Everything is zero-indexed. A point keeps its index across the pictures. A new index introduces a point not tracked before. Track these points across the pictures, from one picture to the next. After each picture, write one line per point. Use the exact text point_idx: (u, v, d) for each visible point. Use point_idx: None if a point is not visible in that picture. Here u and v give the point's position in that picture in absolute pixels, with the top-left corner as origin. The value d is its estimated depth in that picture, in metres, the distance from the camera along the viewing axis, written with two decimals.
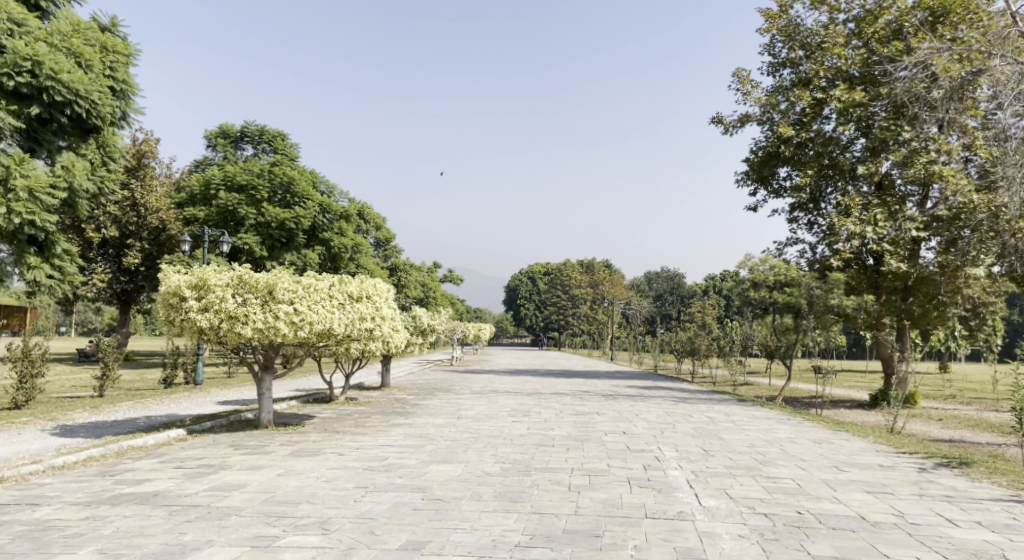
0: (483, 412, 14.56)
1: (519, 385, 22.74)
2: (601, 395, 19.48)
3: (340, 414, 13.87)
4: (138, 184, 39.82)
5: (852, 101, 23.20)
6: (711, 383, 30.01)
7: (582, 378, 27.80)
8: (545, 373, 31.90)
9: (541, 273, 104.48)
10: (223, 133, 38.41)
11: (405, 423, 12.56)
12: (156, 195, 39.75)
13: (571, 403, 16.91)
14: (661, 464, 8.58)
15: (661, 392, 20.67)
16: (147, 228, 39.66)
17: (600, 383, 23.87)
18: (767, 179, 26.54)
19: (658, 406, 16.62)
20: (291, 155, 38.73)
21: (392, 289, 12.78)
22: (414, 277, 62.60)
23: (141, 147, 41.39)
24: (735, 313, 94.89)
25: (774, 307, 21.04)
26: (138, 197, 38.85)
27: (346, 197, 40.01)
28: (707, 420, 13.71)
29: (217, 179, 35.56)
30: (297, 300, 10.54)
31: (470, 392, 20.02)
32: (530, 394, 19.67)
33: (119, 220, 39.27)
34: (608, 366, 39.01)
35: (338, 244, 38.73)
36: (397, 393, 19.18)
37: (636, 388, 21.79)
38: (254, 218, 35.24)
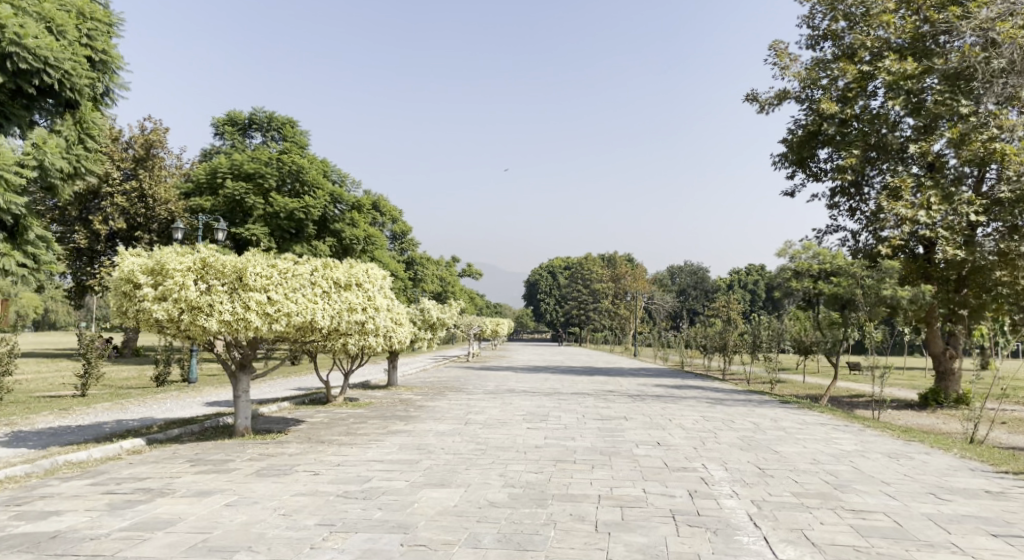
0: (495, 416, 12.88)
1: (537, 384, 21.05)
2: (626, 396, 17.70)
3: (332, 419, 12.28)
4: (146, 175, 38.97)
5: (904, 73, 21.12)
6: (743, 382, 28.09)
7: (605, 375, 26.05)
8: (565, 370, 30.23)
9: (562, 268, 102.72)
10: (231, 121, 37.02)
11: (403, 431, 10.93)
12: (165, 186, 39.07)
13: (594, 405, 15.16)
14: (711, 490, 6.83)
15: (693, 392, 18.87)
16: (156, 220, 38.70)
17: (625, 382, 22.12)
18: (806, 161, 24.50)
19: (692, 409, 14.84)
20: (302, 143, 37.40)
21: (388, 276, 11.11)
22: (431, 271, 61.20)
23: (149, 136, 40.35)
24: (760, 308, 92.47)
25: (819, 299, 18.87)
26: (147, 188, 38.29)
27: (358, 186, 38.59)
28: (751, 426, 11.91)
29: (223, 167, 34.24)
30: (272, 288, 8.93)
31: (483, 392, 18.37)
32: (549, 394, 17.93)
33: (127, 212, 38.38)
34: (631, 363, 37.18)
35: (350, 236, 37.41)
36: (403, 393, 17.58)
37: (665, 388, 19.99)
38: (261, 209, 34.04)
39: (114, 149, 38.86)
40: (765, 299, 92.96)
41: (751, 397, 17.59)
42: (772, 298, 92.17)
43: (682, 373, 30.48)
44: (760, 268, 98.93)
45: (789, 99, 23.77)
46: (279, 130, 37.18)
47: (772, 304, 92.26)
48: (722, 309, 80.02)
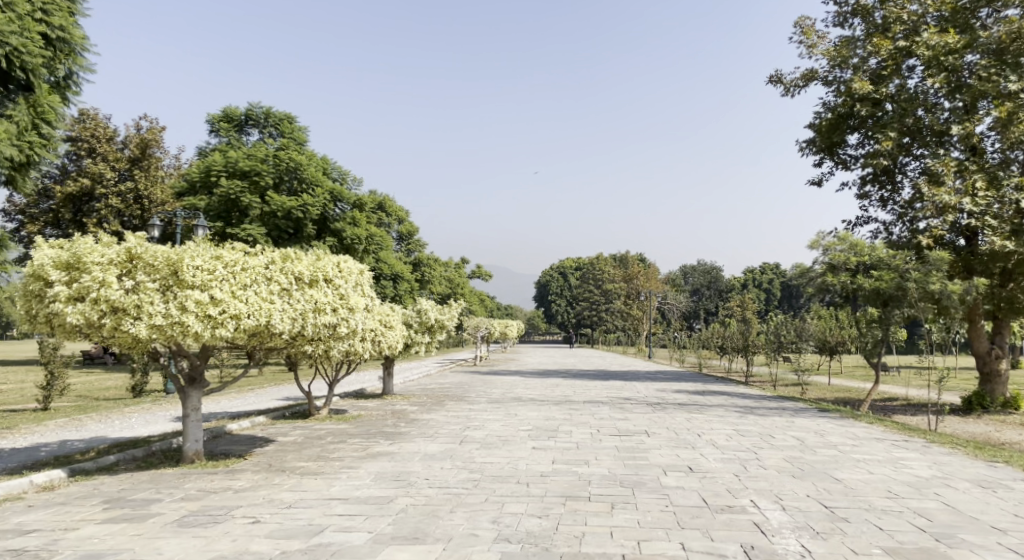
0: (496, 432, 11.18)
1: (547, 391, 19.33)
2: (645, 404, 15.94)
3: (308, 437, 10.61)
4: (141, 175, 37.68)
5: (944, 46, 19.14)
6: (769, 385, 26.27)
7: (622, 380, 24.31)
8: (579, 374, 28.55)
9: (573, 269, 101.00)
10: (226, 117, 35.59)
11: (386, 453, 9.26)
12: (161, 187, 37.87)
13: (610, 417, 13.42)
14: (772, 547, 5.10)
15: (718, 399, 17.09)
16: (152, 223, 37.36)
17: (643, 388, 20.37)
18: (835, 147, 22.63)
19: (721, 419, 13.08)
20: (300, 139, 35.98)
21: (365, 269, 9.36)
22: (438, 272, 59.70)
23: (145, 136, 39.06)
24: (777, 307, 90.24)
25: (858, 296, 16.96)
26: (142, 188, 37.11)
27: (359, 183, 37.09)
28: (796, 444, 10.13)
29: (217, 165, 32.75)
30: (216, 285, 7.29)
31: (486, 401, 16.67)
32: (558, 403, 16.20)
33: (122, 214, 37.09)
34: (646, 366, 35.37)
35: (351, 235, 35.90)
36: (398, 403, 15.93)
37: (687, 395, 18.23)
38: (257, 208, 32.48)
39: (109, 149, 37.52)
40: (781, 297, 90.77)
41: (784, 405, 15.81)
42: (788, 297, 89.97)
43: (703, 376, 28.65)
44: (776, 266, 96.84)
45: (817, 80, 21.96)
46: (277, 125, 35.71)
47: (789, 303, 90.06)
48: (739, 309, 77.92)
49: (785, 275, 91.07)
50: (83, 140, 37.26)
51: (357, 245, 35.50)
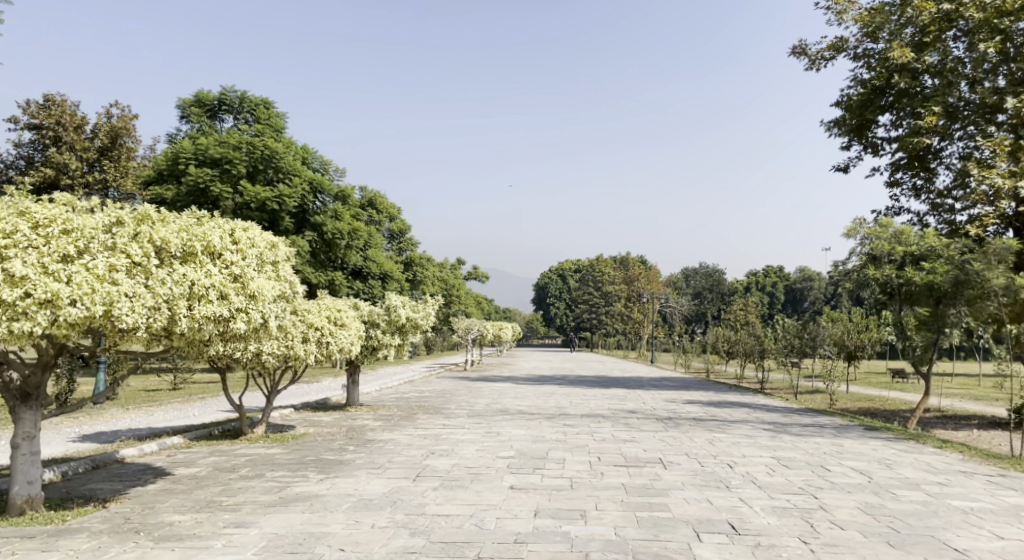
0: (466, 461, 8.63)
1: (540, 402, 16.78)
2: (654, 420, 13.39)
3: (216, 467, 8.05)
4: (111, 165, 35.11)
5: (999, 6, 16.65)
6: (787, 394, 23.75)
7: (624, 389, 21.76)
8: (577, 381, 25.99)
9: (572, 271, 98.63)
10: (198, 102, 33.05)
11: (308, 496, 6.72)
12: (131, 178, 35.29)
13: (613, 437, 10.86)
14: None
15: (739, 413, 14.53)
16: None
17: (651, 399, 17.84)
18: (866, 128, 20.25)
19: (753, 442, 10.51)
20: (278, 126, 33.47)
21: (273, 240, 6.73)
22: (432, 272, 57.21)
23: (116, 124, 36.49)
24: (780, 311, 87.69)
25: (906, 292, 14.44)
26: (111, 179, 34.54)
27: (342, 175, 34.67)
28: (864, 482, 7.58)
29: (185, 152, 30.23)
30: (18, 257, 4.82)
31: (466, 414, 14.14)
32: (551, 418, 13.64)
33: None
34: (649, 372, 32.83)
35: (332, 230, 33.42)
36: (360, 418, 13.37)
37: (703, 408, 15.66)
38: (228, 197, 29.96)
39: (76, 138, 34.85)
40: (785, 301, 88.27)
41: (819, 421, 13.26)
42: (792, 301, 87.46)
43: (712, 384, 26.12)
44: (778, 270, 94.36)
45: (846, 52, 19.52)
46: (253, 111, 33.16)
47: (792, 307, 87.54)
48: (741, 314, 75.41)
49: (789, 278, 88.72)
50: (48, 127, 34.58)
51: (339, 240, 33.04)
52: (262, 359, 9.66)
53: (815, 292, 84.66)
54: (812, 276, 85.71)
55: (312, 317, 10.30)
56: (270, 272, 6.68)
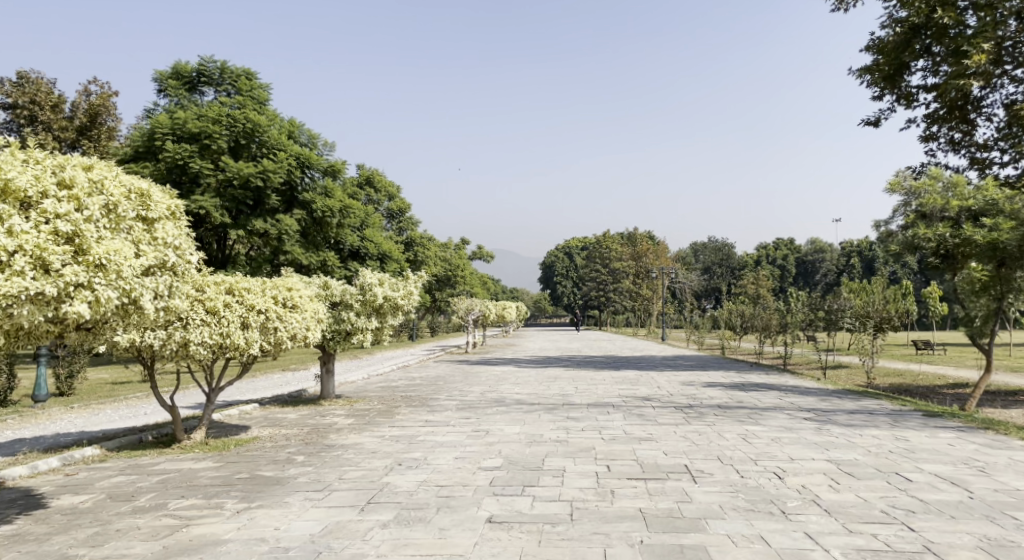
0: (436, 477, 6.73)
1: (542, 389, 14.87)
2: (672, 409, 11.43)
3: (109, 494, 6.21)
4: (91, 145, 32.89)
5: None
6: (812, 372, 21.79)
7: (637, 371, 19.84)
8: (585, 362, 24.10)
9: (580, 249, 96.60)
10: (176, 75, 30.91)
11: (206, 545, 4.88)
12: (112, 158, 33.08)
13: (624, 435, 8.92)
14: None
15: (769, 398, 12.59)
16: None
17: (667, 382, 15.90)
18: (901, 74, 18.02)
19: (798, 438, 8.54)
20: (262, 98, 31.40)
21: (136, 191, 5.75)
22: (433, 252, 55.21)
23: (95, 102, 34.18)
24: (793, 285, 85.35)
25: (962, 254, 12.40)
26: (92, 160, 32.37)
27: (332, 149, 32.59)
28: (964, 500, 5.65)
29: (161, 126, 28.13)
30: None
31: (454, 407, 12.25)
32: (552, 409, 11.74)
33: None
34: (661, 350, 30.92)
35: (322, 208, 31.50)
36: (329, 415, 11.50)
37: (728, 393, 13.72)
38: (209, 175, 28.06)
39: (53, 117, 32.60)
40: (797, 275, 85.89)
41: (867, 406, 11.29)
42: (804, 274, 85.03)
43: (731, 362, 24.17)
44: (789, 242, 91.83)
45: None
46: (234, 83, 30.99)
47: (805, 280, 85.10)
48: (753, 287, 73.26)
49: (800, 251, 86.63)
50: (21, 106, 32.36)
51: (329, 218, 31.22)
52: (192, 350, 8.00)
53: (828, 265, 82.21)
54: (825, 248, 83.24)
55: (253, 299, 8.37)
56: (133, 233, 5.73)
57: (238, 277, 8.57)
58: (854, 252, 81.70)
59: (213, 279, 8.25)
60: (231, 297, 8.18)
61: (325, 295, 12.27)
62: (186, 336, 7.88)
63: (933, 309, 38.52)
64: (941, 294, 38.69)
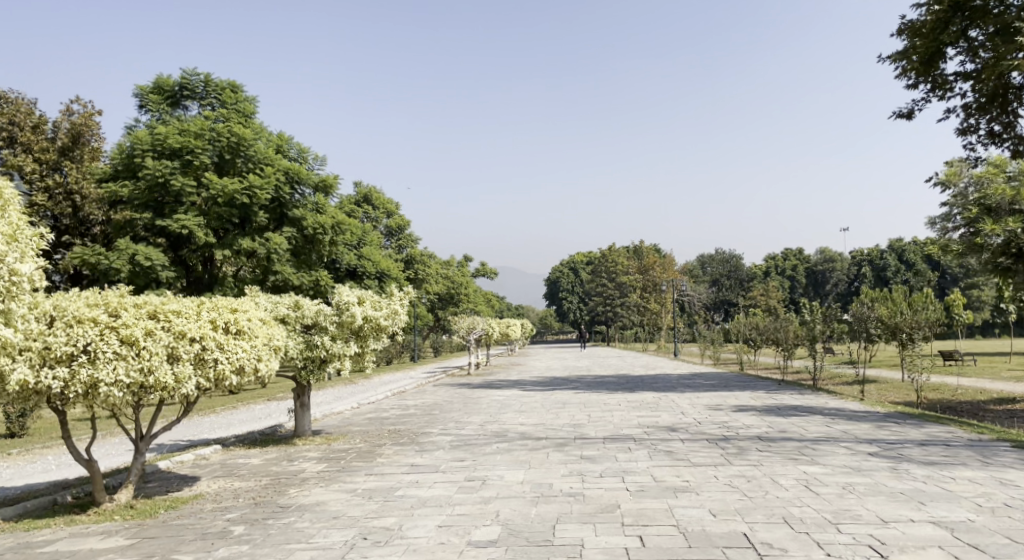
0: None
1: (550, 419, 13.11)
2: (704, 443, 9.66)
3: None
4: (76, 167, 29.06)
5: None
6: (843, 389, 20.05)
7: (653, 392, 18.04)
8: (596, 383, 22.28)
9: (584, 264, 94.99)
10: (158, 90, 29.39)
11: None
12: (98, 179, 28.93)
13: (654, 485, 7.14)
14: None
15: (814, 427, 10.80)
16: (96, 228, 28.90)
17: (690, 407, 14.11)
18: (938, 58, 16.41)
19: (875, 485, 6.76)
20: (248, 111, 29.95)
21: None
22: (435, 270, 53.45)
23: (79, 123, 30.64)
24: (802, 295, 83.25)
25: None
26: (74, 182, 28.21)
27: (323, 163, 31.02)
28: None
29: (140, 143, 26.58)
30: None
31: (447, 444, 10.49)
32: (561, 446, 9.97)
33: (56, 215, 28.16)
34: (674, 367, 29.17)
35: (314, 224, 29.94)
36: (299, 458, 9.77)
37: (764, 419, 11.94)
38: (192, 192, 26.49)
39: (32, 137, 28.50)
40: (806, 285, 83.77)
41: (937, 435, 9.50)
42: (814, 284, 82.87)
43: (753, 379, 22.31)
44: (797, 252, 90.00)
45: None
46: (219, 95, 29.62)
47: (814, 290, 82.95)
48: (763, 300, 71.27)
49: (809, 261, 84.95)
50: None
51: (321, 235, 29.65)
52: (106, 394, 6.30)
53: (837, 274, 80.01)
54: (834, 257, 80.94)
55: (182, 324, 6.65)
56: None
57: (167, 297, 6.88)
58: (864, 261, 80.11)
59: (131, 300, 6.56)
60: (153, 322, 6.48)
61: (295, 317, 10.64)
62: (94, 374, 6.19)
63: (956, 316, 36.70)
64: (964, 301, 36.80)
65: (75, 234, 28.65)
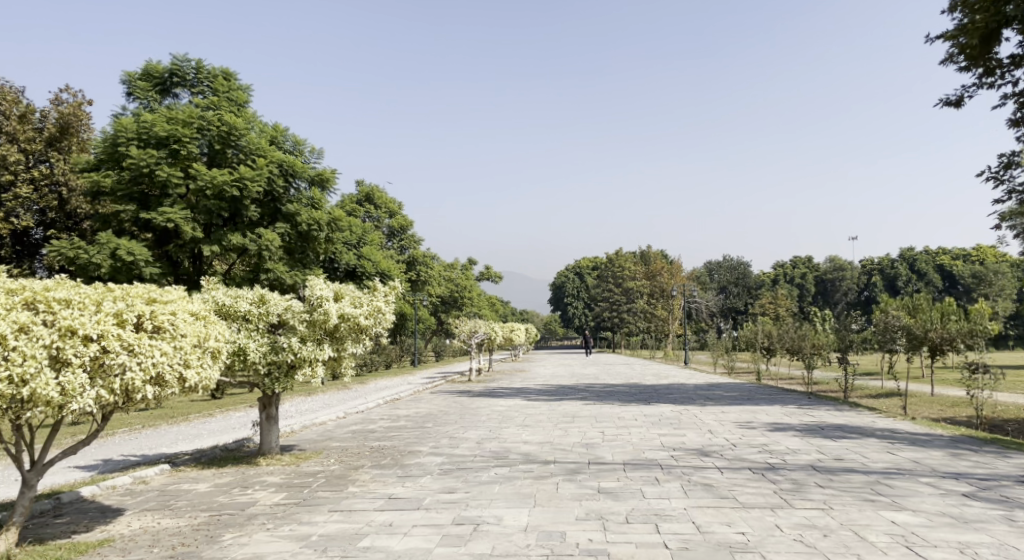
0: None
1: (558, 436, 11.40)
2: (748, 475, 7.93)
3: None
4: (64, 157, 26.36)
5: None
6: (874, 404, 18.34)
7: (671, 405, 16.30)
8: (605, 393, 20.54)
9: (590, 270, 93.16)
10: (147, 76, 27.79)
11: None
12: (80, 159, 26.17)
13: (701, 540, 5.42)
14: None
15: (872, 455, 9.10)
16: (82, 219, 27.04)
17: (718, 424, 12.38)
18: (995, 39, 14.71)
19: (1002, 549, 5.05)
20: (241, 100, 28.28)
21: None
22: (437, 271, 51.66)
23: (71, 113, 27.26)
24: (811, 304, 81.19)
25: None
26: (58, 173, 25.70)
27: (320, 155, 29.35)
28: None
29: (125, 130, 24.85)
30: None
31: (435, 469, 8.80)
32: (572, 474, 8.26)
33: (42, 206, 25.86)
34: (685, 376, 27.42)
35: (308, 220, 28.13)
36: (256, 485, 8.09)
37: (809, 442, 10.20)
38: (179, 183, 24.75)
39: (19, 127, 25.54)
40: (816, 294, 81.70)
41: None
42: (823, 293, 80.79)
43: (775, 391, 20.52)
44: (807, 260, 88.14)
45: None
46: (211, 83, 27.95)
47: (823, 299, 80.89)
48: (771, 309, 69.34)
49: (820, 270, 83.05)
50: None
51: (315, 232, 27.95)
52: None
53: (847, 283, 77.89)
54: (844, 265, 78.82)
55: (72, 317, 5.01)
56: None
57: (57, 283, 5.24)
58: (875, 270, 78.11)
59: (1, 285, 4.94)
60: (27, 316, 4.84)
61: (261, 313, 9.02)
62: None
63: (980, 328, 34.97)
64: (989, 311, 35.07)
65: (59, 229, 26.68)
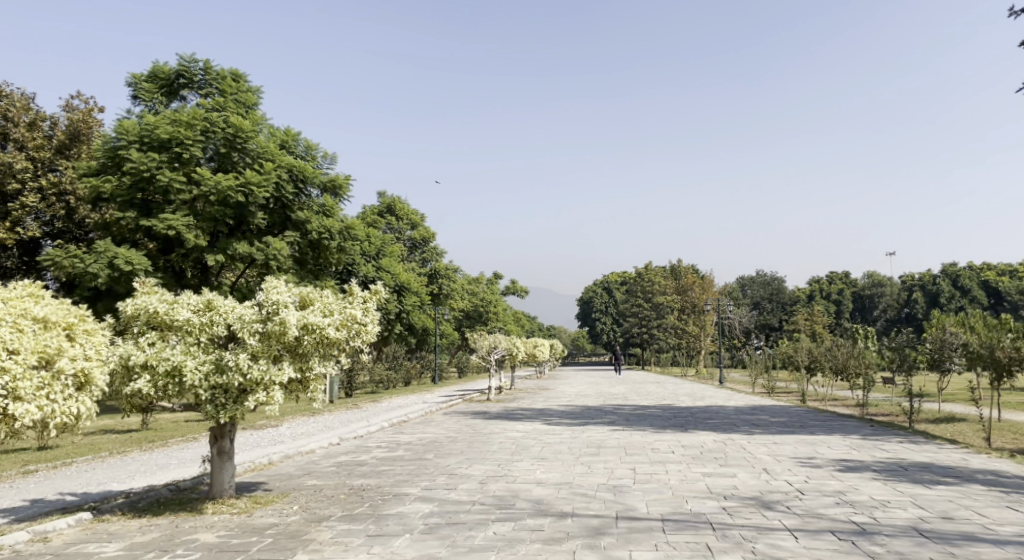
0: None
1: (579, 474, 9.37)
2: (835, 546, 5.83)
3: None
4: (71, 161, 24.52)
5: None
6: (946, 433, 15.93)
7: (711, 432, 14.15)
8: (634, 416, 18.39)
9: (618, 285, 90.78)
10: (154, 78, 26.51)
11: None
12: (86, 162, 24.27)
13: None
14: None
15: (993, 512, 6.93)
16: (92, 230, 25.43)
17: (774, 461, 10.22)
18: None
19: None
20: (249, 102, 26.70)
21: None
22: (459, 285, 49.88)
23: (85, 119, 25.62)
24: (849, 321, 77.85)
25: None
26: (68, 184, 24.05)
27: (332, 161, 27.76)
28: None
29: (126, 133, 23.00)
30: None
31: (417, 525, 6.84)
32: (595, 537, 6.23)
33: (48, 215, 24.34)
34: (721, 398, 25.13)
35: (318, 228, 26.27)
36: (181, 546, 6.26)
37: (899, 490, 8.02)
38: (182, 188, 22.86)
39: (28, 134, 23.95)
40: (853, 310, 78.37)
41: None
42: (860, 310, 77.42)
43: (826, 415, 18.22)
44: (844, 275, 84.78)
45: None
46: (219, 84, 26.53)
47: (862, 316, 77.52)
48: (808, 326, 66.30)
49: (857, 285, 79.74)
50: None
51: (326, 241, 26.21)
52: None
53: (887, 299, 74.47)
54: (884, 280, 75.54)
55: None
56: None
57: None
58: (916, 285, 74.65)
59: None
60: None
61: (208, 324, 7.24)
62: None
63: None
64: None
65: (69, 240, 25.26)
